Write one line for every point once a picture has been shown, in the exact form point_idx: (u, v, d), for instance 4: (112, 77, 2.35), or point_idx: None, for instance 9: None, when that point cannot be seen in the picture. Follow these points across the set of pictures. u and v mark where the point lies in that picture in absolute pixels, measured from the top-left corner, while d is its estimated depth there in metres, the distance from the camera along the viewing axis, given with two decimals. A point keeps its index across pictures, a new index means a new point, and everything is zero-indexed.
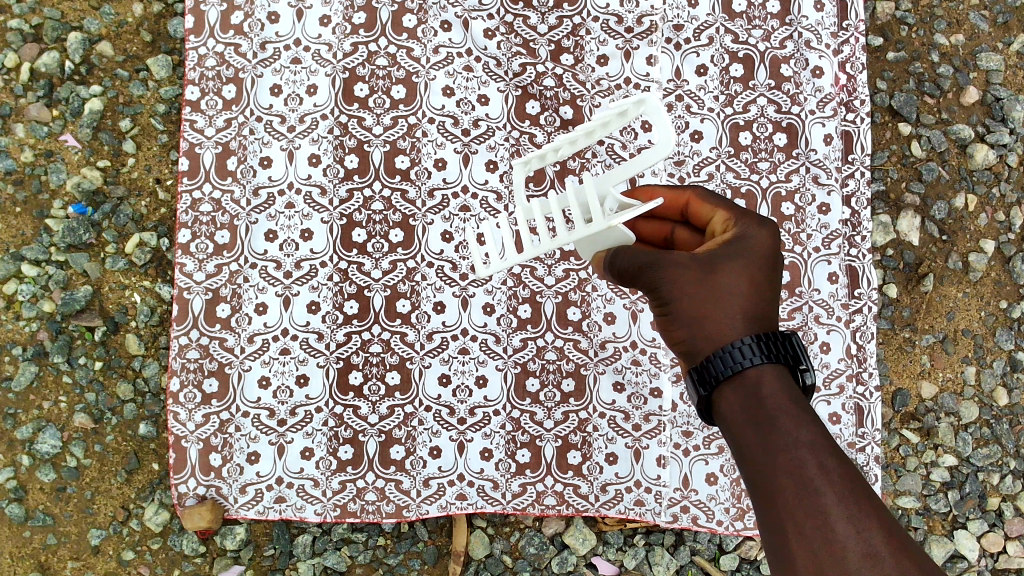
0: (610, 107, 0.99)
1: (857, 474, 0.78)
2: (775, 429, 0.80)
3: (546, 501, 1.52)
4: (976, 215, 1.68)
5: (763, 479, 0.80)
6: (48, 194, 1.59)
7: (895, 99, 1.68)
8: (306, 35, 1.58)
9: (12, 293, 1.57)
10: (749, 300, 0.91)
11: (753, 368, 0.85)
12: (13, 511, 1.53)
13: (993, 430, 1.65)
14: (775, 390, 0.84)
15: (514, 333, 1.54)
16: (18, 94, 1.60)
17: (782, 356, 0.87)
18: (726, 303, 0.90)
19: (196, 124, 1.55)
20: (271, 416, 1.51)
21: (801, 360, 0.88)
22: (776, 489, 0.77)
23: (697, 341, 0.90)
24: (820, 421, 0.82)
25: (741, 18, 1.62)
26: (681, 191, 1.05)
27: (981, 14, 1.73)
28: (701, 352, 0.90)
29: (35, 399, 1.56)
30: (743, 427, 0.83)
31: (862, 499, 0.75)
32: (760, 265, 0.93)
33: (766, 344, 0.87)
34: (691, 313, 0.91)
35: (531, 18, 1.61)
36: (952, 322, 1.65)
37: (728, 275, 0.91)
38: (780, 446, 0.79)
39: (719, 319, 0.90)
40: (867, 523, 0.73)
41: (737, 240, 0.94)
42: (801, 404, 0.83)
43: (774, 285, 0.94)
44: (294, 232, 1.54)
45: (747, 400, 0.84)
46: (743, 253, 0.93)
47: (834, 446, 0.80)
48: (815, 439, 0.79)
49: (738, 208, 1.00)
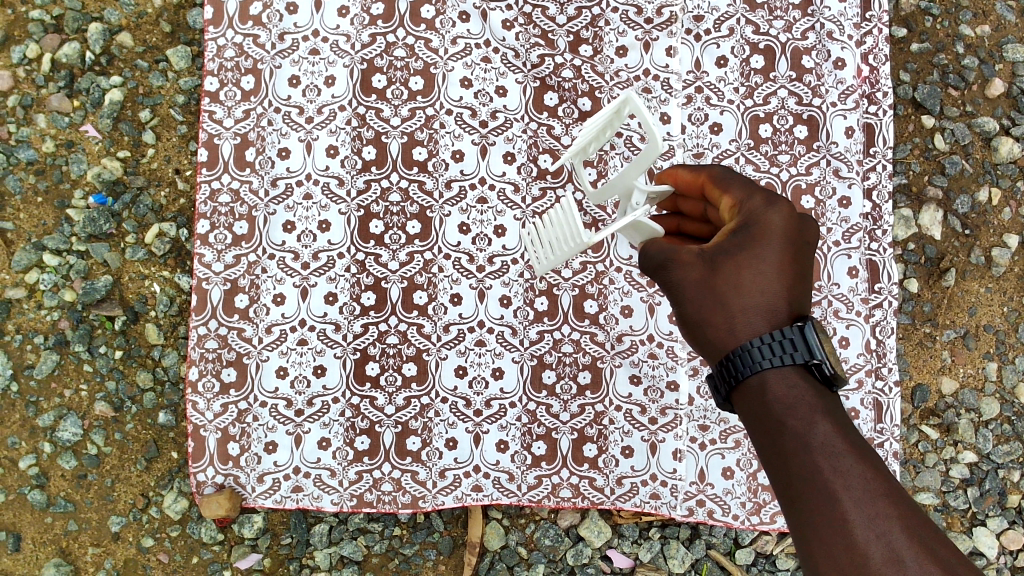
0: (605, 111, 1.15)
1: (878, 472, 0.77)
2: (784, 436, 0.81)
3: (562, 493, 1.52)
4: (1000, 209, 1.65)
5: (783, 486, 0.80)
6: (70, 184, 1.60)
7: (918, 91, 1.66)
8: (324, 26, 1.58)
9: (34, 282, 1.59)
10: (758, 293, 0.91)
11: (760, 371, 0.85)
12: (35, 497, 1.55)
13: (1015, 427, 1.63)
14: (786, 393, 0.83)
15: (531, 325, 1.54)
16: (39, 85, 1.62)
17: (791, 350, 0.84)
18: (733, 300, 0.92)
19: (214, 115, 1.56)
20: (289, 407, 1.52)
21: (817, 349, 0.83)
22: (793, 498, 0.78)
23: (709, 340, 0.93)
24: (835, 420, 0.81)
25: (762, 9, 1.60)
26: (699, 173, 1.03)
27: (1008, 5, 1.70)
28: (714, 353, 0.93)
29: (57, 387, 1.58)
30: (757, 434, 0.84)
31: (880, 501, 0.74)
32: (768, 254, 0.92)
33: (771, 344, 0.85)
34: (700, 313, 0.94)
35: (550, 9, 1.59)
36: (974, 318, 1.63)
37: (733, 269, 0.92)
38: (792, 454, 0.79)
39: (725, 317, 0.92)
40: (886, 527, 0.73)
41: (745, 228, 0.93)
42: (814, 403, 0.83)
43: (791, 270, 0.92)
44: (312, 223, 1.54)
45: (757, 406, 0.85)
46: (748, 243, 0.92)
47: (850, 444, 0.79)
48: (827, 442, 0.79)
49: (750, 187, 0.97)
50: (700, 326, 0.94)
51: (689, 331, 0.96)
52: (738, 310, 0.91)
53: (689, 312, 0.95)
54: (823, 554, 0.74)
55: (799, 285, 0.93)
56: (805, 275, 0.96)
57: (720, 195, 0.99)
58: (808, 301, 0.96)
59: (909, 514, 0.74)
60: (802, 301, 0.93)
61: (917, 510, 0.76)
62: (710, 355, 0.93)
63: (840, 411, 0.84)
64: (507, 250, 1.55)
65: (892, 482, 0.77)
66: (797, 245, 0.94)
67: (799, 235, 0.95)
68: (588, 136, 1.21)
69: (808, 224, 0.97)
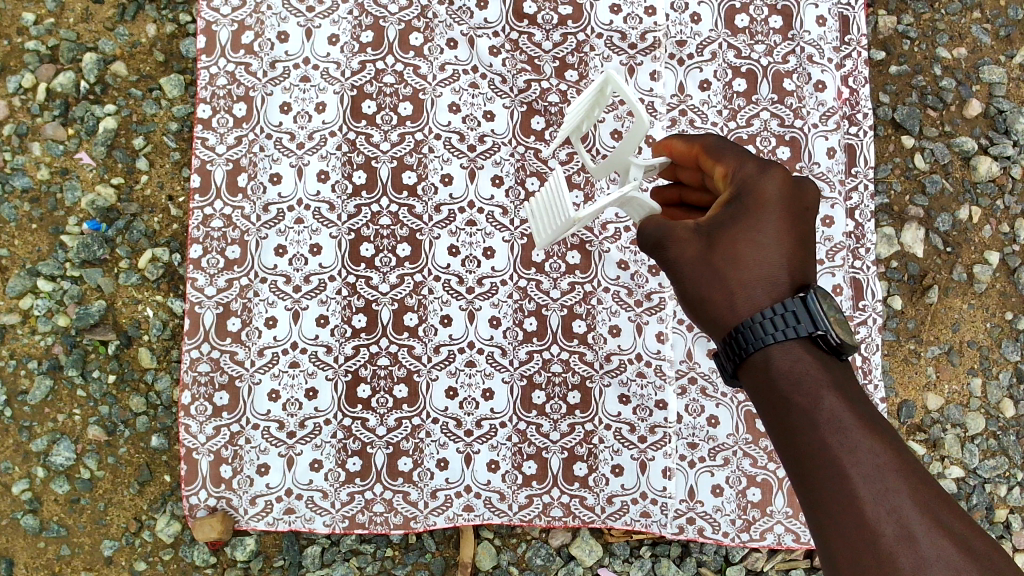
0: (590, 91, 1.18)
1: (887, 445, 0.78)
2: (790, 413, 0.82)
3: (552, 512, 1.53)
4: (980, 227, 1.68)
5: (792, 462, 0.81)
6: (64, 211, 1.62)
7: (897, 112, 1.69)
8: (315, 54, 1.61)
9: (28, 307, 1.61)
10: (756, 266, 0.93)
11: (764, 346, 0.86)
12: (28, 522, 1.56)
13: (1000, 442, 1.65)
14: (790, 368, 0.85)
15: (520, 346, 1.56)
16: (34, 114, 1.64)
17: (794, 323, 0.85)
18: (731, 274, 0.93)
19: (207, 141, 1.58)
20: (281, 429, 1.53)
21: (820, 320, 0.85)
22: (803, 474, 0.80)
23: (712, 317, 0.95)
24: (842, 392, 0.82)
25: (744, 33, 1.63)
26: (692, 144, 1.05)
27: (983, 27, 1.73)
28: (718, 329, 0.94)
29: (51, 412, 1.59)
30: (766, 411, 0.86)
31: (890, 473, 0.75)
32: (764, 224, 0.94)
33: (773, 318, 0.87)
34: (701, 290, 0.96)
35: (536, 35, 1.63)
36: (957, 334, 1.65)
37: (729, 244, 0.94)
38: (799, 430, 0.81)
39: (725, 293, 0.93)
40: (897, 503, 0.73)
41: (738, 199, 0.96)
42: (820, 376, 0.84)
43: (791, 239, 0.94)
44: (303, 247, 1.57)
45: (763, 382, 0.86)
46: (743, 215, 0.95)
47: (858, 417, 0.80)
48: (834, 416, 0.80)
49: (742, 156, 0.98)
50: (702, 303, 0.96)
51: (692, 309, 0.98)
52: (737, 285, 0.93)
53: (690, 289, 0.98)
54: (835, 530, 0.75)
55: (801, 253, 0.95)
56: (808, 244, 0.97)
57: (714, 164, 1.01)
58: (813, 270, 0.97)
59: (921, 487, 0.74)
60: (806, 269, 0.94)
61: (930, 481, 0.77)
62: (713, 331, 0.95)
63: (847, 383, 0.85)
64: (496, 271, 1.57)
65: (903, 453, 0.78)
66: (795, 212, 0.96)
67: (796, 203, 0.96)
68: (578, 115, 1.23)
69: (805, 186, 0.99)
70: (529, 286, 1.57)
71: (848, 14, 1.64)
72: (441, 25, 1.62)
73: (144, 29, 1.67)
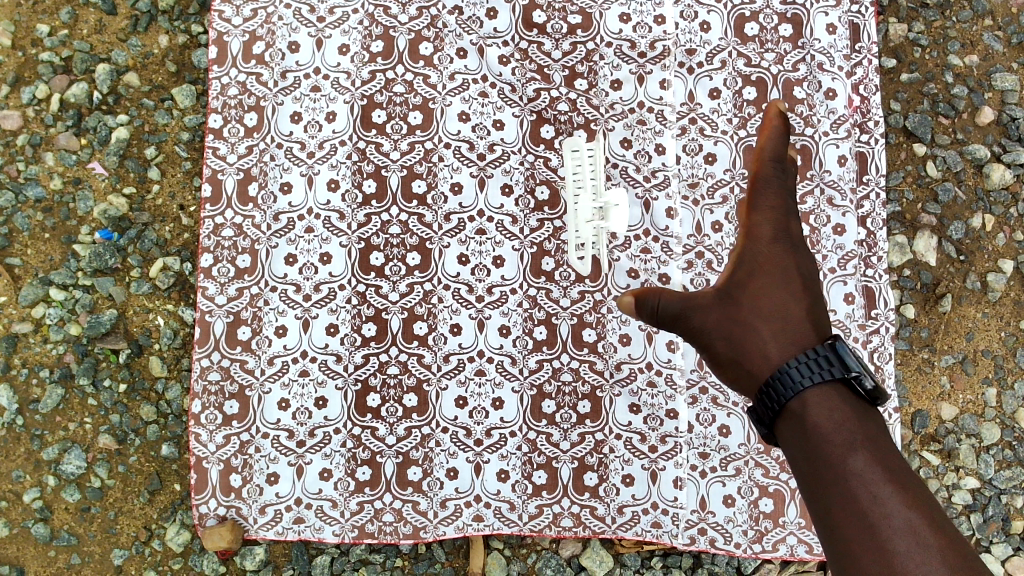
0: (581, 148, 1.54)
1: (917, 500, 0.79)
2: (822, 464, 0.84)
3: (563, 522, 1.53)
4: (994, 235, 1.67)
5: (824, 513, 0.82)
6: (77, 221, 1.63)
7: (909, 120, 1.68)
8: (325, 63, 1.62)
9: (40, 316, 1.61)
10: (780, 318, 0.95)
11: (799, 392, 0.88)
12: (39, 531, 1.55)
13: (1016, 452, 1.63)
14: (823, 418, 0.86)
15: (530, 355, 1.55)
16: (48, 124, 1.65)
17: (827, 368, 0.88)
18: (759, 326, 0.96)
19: (218, 151, 1.59)
20: (290, 437, 1.53)
21: (853, 368, 0.88)
22: (834, 525, 0.81)
23: (742, 373, 0.96)
24: (875, 444, 0.84)
25: (753, 41, 1.63)
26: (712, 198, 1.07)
27: (996, 34, 1.72)
28: (749, 384, 0.95)
29: (62, 420, 1.59)
30: (798, 462, 0.87)
31: (921, 528, 0.76)
32: (776, 276, 0.98)
33: (808, 363, 0.89)
34: (727, 347, 0.98)
35: (546, 45, 1.63)
36: (972, 343, 1.64)
37: (751, 299, 0.97)
38: (830, 481, 0.82)
39: (753, 346, 0.95)
40: (928, 558, 0.74)
41: (755, 252, 0.99)
42: (853, 428, 0.85)
43: (807, 295, 0.98)
44: (313, 256, 1.57)
45: (796, 432, 0.88)
46: (762, 270, 0.98)
47: (888, 472, 0.81)
48: (864, 470, 0.82)
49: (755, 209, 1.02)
50: (729, 360, 0.98)
51: (719, 368, 0.99)
52: (764, 337, 0.95)
53: (715, 348, 0.99)
54: None
55: (818, 309, 0.98)
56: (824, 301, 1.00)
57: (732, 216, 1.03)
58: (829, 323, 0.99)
59: (949, 543, 0.76)
60: (825, 324, 0.97)
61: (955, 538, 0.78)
62: (743, 387, 0.96)
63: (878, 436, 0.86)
64: (505, 280, 1.57)
65: (931, 509, 0.79)
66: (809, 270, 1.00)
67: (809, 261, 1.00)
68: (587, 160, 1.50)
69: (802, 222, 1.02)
70: (539, 295, 1.57)
71: (858, 22, 1.64)
72: (451, 34, 1.63)
73: (156, 39, 1.68)
